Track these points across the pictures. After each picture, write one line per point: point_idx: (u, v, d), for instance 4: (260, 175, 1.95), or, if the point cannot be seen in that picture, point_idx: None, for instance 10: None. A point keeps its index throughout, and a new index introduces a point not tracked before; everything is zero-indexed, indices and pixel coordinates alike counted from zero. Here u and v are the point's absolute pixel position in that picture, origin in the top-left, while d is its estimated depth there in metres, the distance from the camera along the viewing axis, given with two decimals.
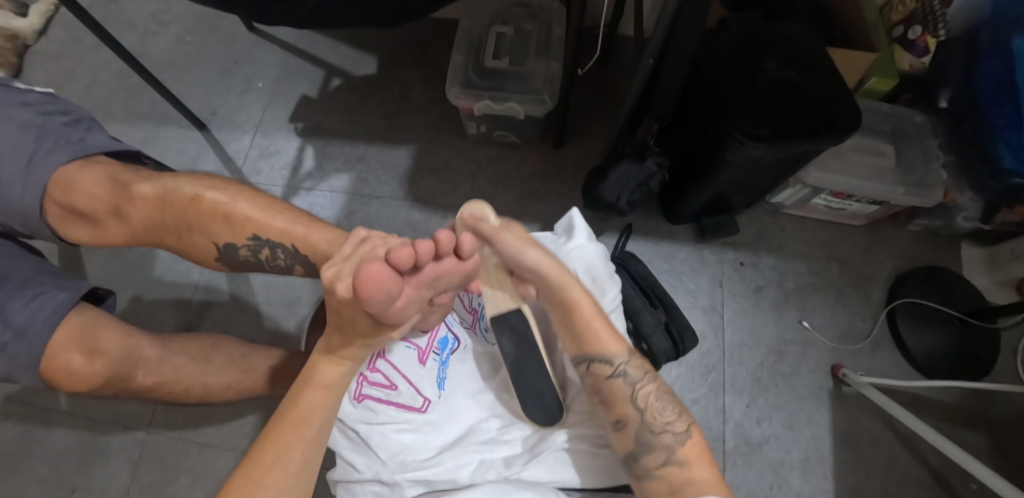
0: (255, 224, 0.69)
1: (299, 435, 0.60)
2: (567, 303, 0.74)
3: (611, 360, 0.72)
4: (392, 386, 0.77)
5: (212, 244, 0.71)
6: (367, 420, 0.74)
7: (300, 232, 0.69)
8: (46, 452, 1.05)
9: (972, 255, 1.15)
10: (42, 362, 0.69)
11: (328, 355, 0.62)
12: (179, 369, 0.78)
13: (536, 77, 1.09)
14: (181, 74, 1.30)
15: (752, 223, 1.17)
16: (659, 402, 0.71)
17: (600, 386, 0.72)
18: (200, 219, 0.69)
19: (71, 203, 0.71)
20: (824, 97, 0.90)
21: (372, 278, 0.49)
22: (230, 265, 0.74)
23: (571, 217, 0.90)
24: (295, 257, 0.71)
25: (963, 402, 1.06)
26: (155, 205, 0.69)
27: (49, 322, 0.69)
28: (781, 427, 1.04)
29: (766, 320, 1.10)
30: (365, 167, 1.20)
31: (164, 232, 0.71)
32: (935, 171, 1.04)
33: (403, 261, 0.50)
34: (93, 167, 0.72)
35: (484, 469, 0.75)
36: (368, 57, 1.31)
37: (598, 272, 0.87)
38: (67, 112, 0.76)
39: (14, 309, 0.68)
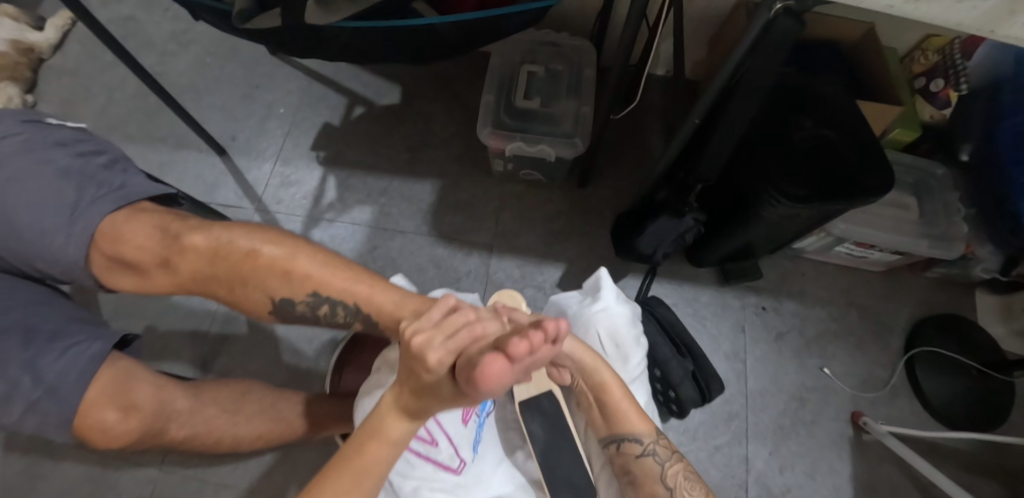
0: (315, 282, 0.66)
1: (360, 487, 0.58)
2: (598, 385, 0.74)
3: (639, 438, 0.72)
4: (432, 441, 0.76)
5: (267, 298, 0.67)
6: (402, 472, 0.74)
7: (363, 291, 0.67)
8: (49, 489, 1.01)
9: (986, 303, 1.18)
10: (75, 419, 0.68)
11: (404, 413, 0.59)
12: (210, 422, 0.80)
13: (567, 119, 1.10)
14: (201, 97, 1.28)
15: (774, 267, 1.19)
16: (688, 481, 0.68)
17: (628, 466, 0.71)
18: (255, 274, 0.66)
19: (117, 254, 0.68)
20: (859, 157, 0.90)
21: (493, 373, 0.50)
22: (281, 319, 0.71)
23: (599, 277, 0.90)
24: (356, 314, 0.68)
25: (979, 451, 1.08)
26: (208, 257, 0.66)
27: (81, 379, 0.68)
28: (803, 476, 1.04)
29: (787, 367, 1.11)
30: (388, 200, 1.20)
31: (215, 284, 0.68)
32: (956, 225, 1.06)
33: (519, 353, 0.51)
34: (138, 217, 0.69)
35: None
36: (392, 86, 1.30)
37: (625, 338, 0.86)
38: (103, 153, 0.74)
39: (47, 365, 0.67)
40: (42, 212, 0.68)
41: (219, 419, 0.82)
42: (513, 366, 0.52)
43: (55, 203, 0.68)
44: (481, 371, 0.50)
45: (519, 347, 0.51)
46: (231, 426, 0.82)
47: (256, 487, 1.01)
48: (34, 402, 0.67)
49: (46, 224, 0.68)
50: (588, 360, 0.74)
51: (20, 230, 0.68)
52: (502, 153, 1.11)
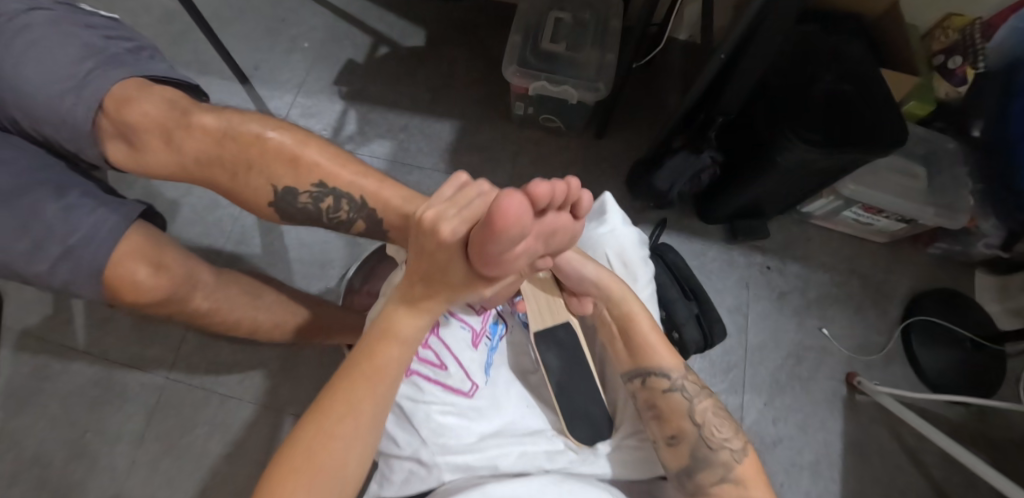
0: (322, 171, 0.68)
1: (370, 388, 0.57)
2: (624, 317, 0.76)
3: (667, 374, 0.72)
4: (441, 365, 0.76)
5: (270, 187, 0.68)
6: (413, 397, 0.73)
7: (371, 185, 0.69)
8: (59, 390, 1.02)
9: (985, 282, 1.20)
10: (107, 271, 0.70)
11: (405, 304, 0.60)
12: (231, 299, 0.83)
13: (590, 66, 1.12)
14: (225, 25, 1.28)
15: (780, 230, 1.21)
16: (715, 417, 0.71)
17: (655, 400, 0.72)
18: (262, 158, 0.67)
19: (121, 121, 0.68)
20: (874, 113, 0.95)
21: (512, 211, 0.50)
22: (282, 213, 0.71)
23: (604, 202, 0.94)
24: (361, 210, 0.70)
25: (967, 420, 1.11)
26: (214, 138, 0.67)
27: (109, 238, 0.70)
28: (794, 428, 1.07)
29: (788, 325, 1.15)
30: (407, 137, 1.21)
31: (217, 168, 0.68)
32: (963, 195, 1.09)
33: (542, 196, 0.52)
34: (153, 89, 0.70)
35: (528, 458, 0.73)
36: (417, 28, 1.30)
37: (632, 257, 0.89)
38: (130, 41, 0.75)
39: (78, 217, 0.69)
40: (57, 77, 0.68)
41: (241, 300, 0.85)
42: (532, 211, 0.52)
43: (70, 70, 0.69)
44: (501, 208, 0.50)
45: (540, 187, 0.52)
46: (252, 311, 0.86)
47: (264, 400, 1.04)
48: (64, 253, 0.68)
49: (60, 87, 0.68)
50: (615, 288, 0.77)
51: (33, 93, 0.69)
52: (524, 94, 1.14)
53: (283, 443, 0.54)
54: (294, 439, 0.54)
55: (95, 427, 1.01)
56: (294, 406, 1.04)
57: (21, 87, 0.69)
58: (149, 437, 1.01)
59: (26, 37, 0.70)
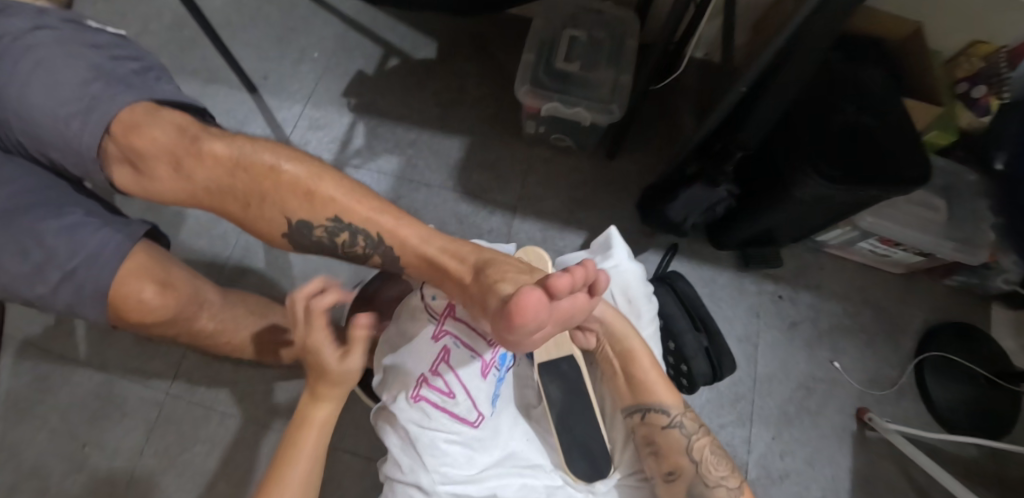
0: (339, 206, 0.65)
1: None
2: (625, 352, 0.74)
3: (667, 410, 0.70)
4: (450, 393, 0.71)
5: (284, 219, 0.66)
6: (419, 422, 0.69)
7: (391, 223, 0.66)
8: (59, 402, 1.01)
9: (1000, 317, 1.17)
10: (111, 291, 0.68)
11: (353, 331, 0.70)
12: (234, 317, 0.86)
13: (604, 87, 1.09)
14: (235, 33, 1.27)
15: (793, 258, 1.19)
16: (713, 456, 0.68)
17: (653, 436, 0.70)
18: (275, 191, 0.64)
19: (130, 146, 0.65)
20: (897, 147, 0.93)
21: (529, 307, 0.53)
22: (295, 243, 0.69)
23: (609, 236, 0.90)
24: (378, 247, 0.68)
25: (978, 458, 1.08)
26: (227, 167, 0.64)
27: (116, 255, 0.68)
28: (802, 463, 1.06)
29: (798, 357, 1.13)
30: (416, 152, 1.19)
31: (229, 198, 0.66)
32: (982, 230, 1.07)
33: (561, 289, 0.55)
34: (161, 113, 0.66)
35: (526, 492, 0.72)
36: (428, 41, 1.28)
37: (636, 293, 0.87)
38: (138, 61, 0.72)
39: (83, 237, 0.67)
40: (62, 102, 0.67)
41: (245, 319, 0.87)
42: (552, 304, 0.55)
43: (74, 93, 0.67)
44: (519, 304, 0.53)
45: (559, 281, 0.54)
46: (257, 330, 0.89)
47: (264, 417, 1.02)
48: (69, 272, 0.66)
49: (64, 111, 0.66)
50: (617, 324, 0.75)
51: (38, 116, 0.67)
52: (536, 114, 1.12)
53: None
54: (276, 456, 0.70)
55: (94, 441, 1.00)
56: None
57: (26, 110, 0.68)
58: (148, 453, 0.99)
59: (32, 57, 0.68)
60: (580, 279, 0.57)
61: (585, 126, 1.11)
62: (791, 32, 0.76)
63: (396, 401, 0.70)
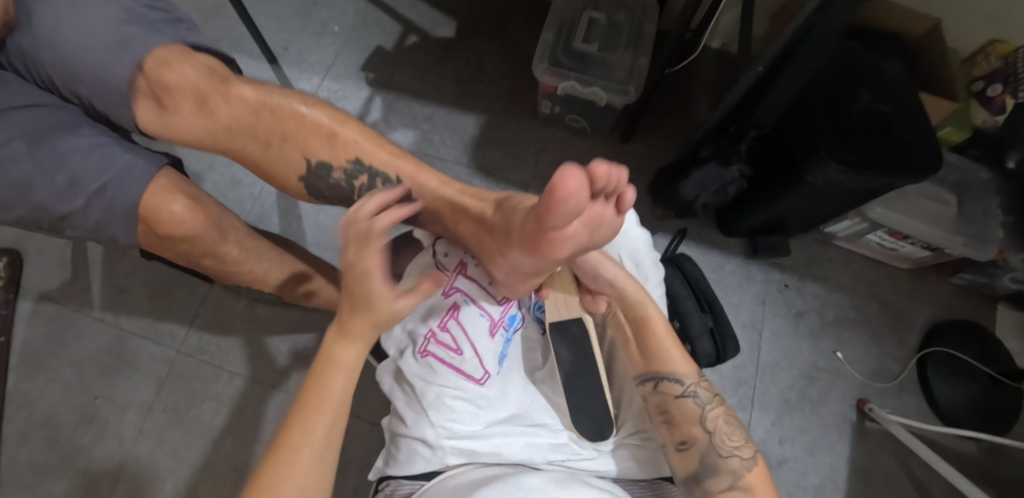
0: (360, 149, 0.67)
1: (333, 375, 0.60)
2: (640, 318, 0.75)
3: (680, 380, 0.71)
4: (457, 349, 0.72)
5: (305, 160, 0.68)
6: (426, 377, 0.71)
7: (408, 168, 0.68)
8: (72, 355, 1.03)
9: (1006, 318, 1.17)
10: (141, 206, 0.69)
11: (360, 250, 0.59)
12: (261, 251, 0.81)
13: (621, 69, 1.10)
14: (257, 4, 1.28)
15: (802, 248, 1.20)
16: (728, 426, 0.70)
17: (667, 406, 0.71)
18: (299, 131, 0.66)
19: (158, 81, 0.66)
20: (911, 136, 0.94)
21: (571, 186, 0.50)
22: (312, 187, 0.71)
23: None
24: (393, 192, 0.69)
25: (977, 455, 1.09)
26: (251, 107, 0.65)
27: (144, 174, 0.69)
28: (801, 450, 1.06)
29: (802, 346, 1.13)
30: (432, 128, 1.21)
31: (251, 138, 0.67)
32: (992, 227, 1.07)
33: (603, 175, 0.52)
34: (195, 55, 0.68)
35: (530, 449, 0.74)
36: (447, 19, 1.30)
37: (645, 259, 0.87)
38: (170, 11, 0.73)
39: (113, 155, 0.69)
40: (97, 40, 0.67)
41: (270, 253, 0.83)
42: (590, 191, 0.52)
43: (109, 33, 0.67)
44: (560, 181, 0.50)
45: (601, 164, 0.51)
46: (279, 265, 0.84)
47: (272, 379, 1.03)
48: (99, 190, 0.68)
49: (98, 49, 0.67)
50: (630, 290, 0.76)
51: (71, 55, 0.68)
52: (552, 92, 1.13)
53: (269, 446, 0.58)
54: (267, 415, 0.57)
55: (105, 394, 1.01)
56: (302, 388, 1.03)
57: (61, 48, 0.68)
58: (157, 407, 1.01)
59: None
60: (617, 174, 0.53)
61: (599, 105, 1.13)
62: (814, 10, 0.78)
63: (404, 357, 0.73)
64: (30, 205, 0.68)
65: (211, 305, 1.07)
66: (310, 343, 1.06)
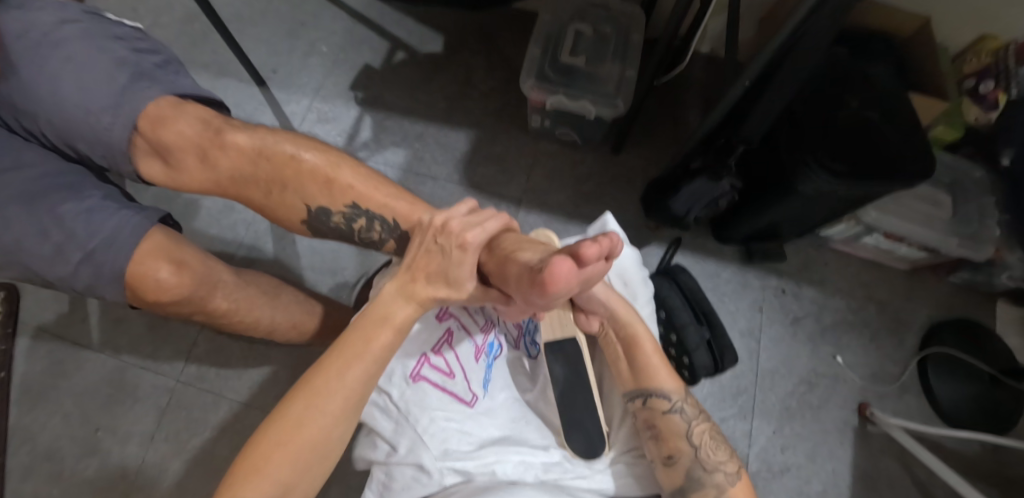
0: (356, 193, 0.69)
1: (351, 369, 0.59)
2: (630, 337, 0.75)
3: (668, 396, 0.72)
4: (449, 374, 0.76)
5: (305, 206, 0.70)
6: (420, 402, 0.72)
7: (405, 207, 0.70)
8: (73, 388, 1.04)
9: (1006, 314, 1.17)
10: (128, 270, 0.68)
11: (403, 294, 0.63)
12: (249, 300, 0.81)
13: (610, 82, 1.10)
14: (244, 28, 1.28)
15: (798, 253, 1.20)
16: (712, 441, 0.70)
17: (655, 422, 0.71)
18: (297, 179, 0.68)
19: (158, 140, 0.68)
20: (901, 142, 0.94)
21: (559, 273, 0.55)
22: (314, 230, 0.73)
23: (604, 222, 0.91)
24: (393, 232, 0.71)
25: (980, 455, 1.08)
26: (250, 157, 0.68)
27: (132, 237, 0.69)
28: (803, 457, 1.06)
29: (801, 352, 1.13)
30: (423, 146, 1.21)
31: (253, 186, 0.69)
32: (988, 227, 1.06)
33: (589, 258, 0.56)
34: (186, 107, 0.69)
35: (523, 469, 0.72)
36: (435, 35, 1.29)
37: (635, 276, 0.88)
38: (157, 53, 0.74)
39: (103, 218, 0.69)
40: (90, 95, 0.68)
41: (261, 301, 0.82)
42: (581, 271, 0.57)
43: (102, 87, 0.68)
44: (552, 273, 0.55)
45: (588, 251, 0.56)
46: (269, 309, 0.83)
47: (272, 405, 1.04)
48: (87, 255, 0.67)
49: (93, 105, 0.68)
50: (622, 309, 0.76)
51: (66, 108, 0.69)
52: (541, 107, 1.12)
53: (270, 413, 0.57)
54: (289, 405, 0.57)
55: (107, 426, 1.02)
56: None
57: (53, 102, 0.69)
58: (158, 438, 1.01)
59: (59, 52, 0.69)
60: (606, 249, 0.58)
61: (590, 119, 1.12)
62: (793, 28, 0.78)
63: (394, 382, 0.73)
64: (21, 264, 0.68)
65: (210, 333, 1.07)
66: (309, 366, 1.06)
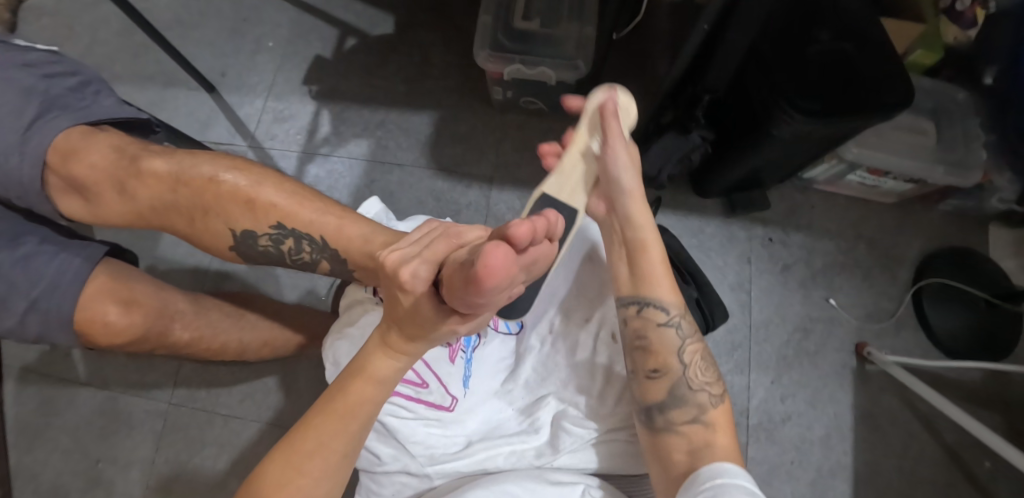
0: (279, 212, 0.66)
1: (329, 431, 0.56)
2: (637, 241, 0.70)
3: (667, 309, 0.68)
4: (422, 383, 0.73)
5: (229, 232, 0.67)
6: (396, 413, 0.70)
7: (332, 224, 0.67)
8: (67, 423, 1.03)
9: (999, 237, 1.14)
10: (76, 316, 0.70)
11: (383, 348, 0.58)
12: (210, 324, 0.84)
13: (568, 42, 1.04)
14: (186, 32, 1.23)
15: (783, 199, 1.17)
16: (703, 363, 0.67)
17: (643, 333, 0.68)
18: (218, 202, 0.65)
19: (70, 175, 0.67)
20: (877, 72, 0.89)
21: (496, 266, 0.48)
22: (243, 255, 0.71)
23: None
24: (323, 251, 0.68)
25: (982, 381, 1.07)
26: (168, 185, 0.65)
27: (77, 279, 0.70)
28: (804, 404, 1.06)
29: (793, 299, 1.11)
30: (385, 133, 1.16)
31: (174, 215, 0.67)
32: (975, 150, 1.03)
33: (522, 237, 0.50)
34: (97, 136, 0.68)
35: (515, 459, 0.70)
36: (384, 15, 1.23)
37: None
38: (75, 74, 0.72)
39: (40, 266, 0.68)
40: None
41: (224, 322, 0.86)
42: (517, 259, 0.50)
43: (8, 122, 0.66)
44: (484, 265, 0.47)
45: (518, 229, 0.50)
46: (235, 331, 0.87)
47: (266, 417, 1.03)
48: (25, 314, 0.68)
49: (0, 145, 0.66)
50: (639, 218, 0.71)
51: None
52: (500, 78, 1.08)
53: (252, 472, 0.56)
54: (264, 469, 0.56)
55: (106, 457, 1.02)
56: (297, 420, 1.03)
57: None
58: (158, 462, 1.02)
59: None
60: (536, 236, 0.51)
61: (550, 84, 1.08)
62: None
63: None
64: None
65: None
66: (298, 372, 1.05)
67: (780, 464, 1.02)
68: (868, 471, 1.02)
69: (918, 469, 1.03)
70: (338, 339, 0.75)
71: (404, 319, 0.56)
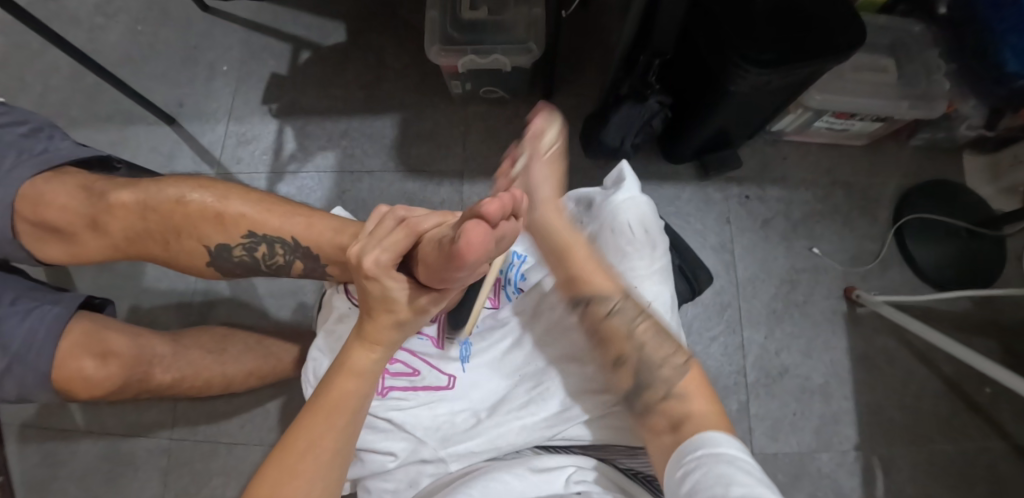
0: (249, 220, 0.66)
1: (320, 428, 0.56)
2: (560, 246, 0.74)
3: (606, 298, 0.69)
4: (415, 372, 0.75)
5: (204, 248, 0.66)
6: (399, 407, 0.72)
7: (302, 223, 0.67)
8: (72, 472, 1.03)
9: (973, 165, 1.14)
10: (54, 374, 0.71)
11: (360, 339, 0.58)
12: (194, 364, 0.85)
13: (518, 25, 1.03)
14: (138, 69, 1.21)
15: (754, 154, 1.16)
16: (657, 337, 0.66)
17: (598, 325, 0.69)
18: (188, 222, 0.65)
19: (41, 219, 0.66)
20: (828, 12, 0.88)
21: (474, 246, 0.48)
22: (222, 270, 0.70)
23: (622, 169, 0.86)
24: (296, 251, 0.68)
25: (971, 310, 1.08)
26: (137, 213, 0.65)
27: (49, 338, 0.70)
28: (800, 355, 1.06)
29: (776, 253, 1.11)
30: (350, 142, 1.16)
31: (149, 241, 0.66)
32: (937, 81, 1.04)
33: (495, 216, 0.50)
34: (63, 178, 0.67)
35: (526, 433, 0.70)
36: (334, 23, 1.22)
37: (653, 224, 0.82)
38: (24, 122, 0.71)
39: (12, 325, 0.69)
40: None
41: (207, 361, 0.87)
42: (494, 234, 0.50)
43: None
44: (465, 246, 0.48)
45: (489, 208, 0.49)
46: (220, 366, 0.88)
47: (266, 438, 1.03)
48: (5, 370, 0.68)
49: None
50: (555, 231, 0.75)
51: None
52: (455, 71, 1.07)
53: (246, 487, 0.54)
54: (261, 478, 0.54)
55: None
56: None
57: None
58: None
59: None
60: (508, 207, 0.51)
61: (506, 71, 1.07)
62: None
63: None
64: None
65: None
66: (297, 391, 1.06)
67: (784, 417, 1.02)
68: (869, 413, 1.03)
69: (919, 405, 1.03)
70: (319, 356, 0.74)
71: (375, 306, 0.56)
